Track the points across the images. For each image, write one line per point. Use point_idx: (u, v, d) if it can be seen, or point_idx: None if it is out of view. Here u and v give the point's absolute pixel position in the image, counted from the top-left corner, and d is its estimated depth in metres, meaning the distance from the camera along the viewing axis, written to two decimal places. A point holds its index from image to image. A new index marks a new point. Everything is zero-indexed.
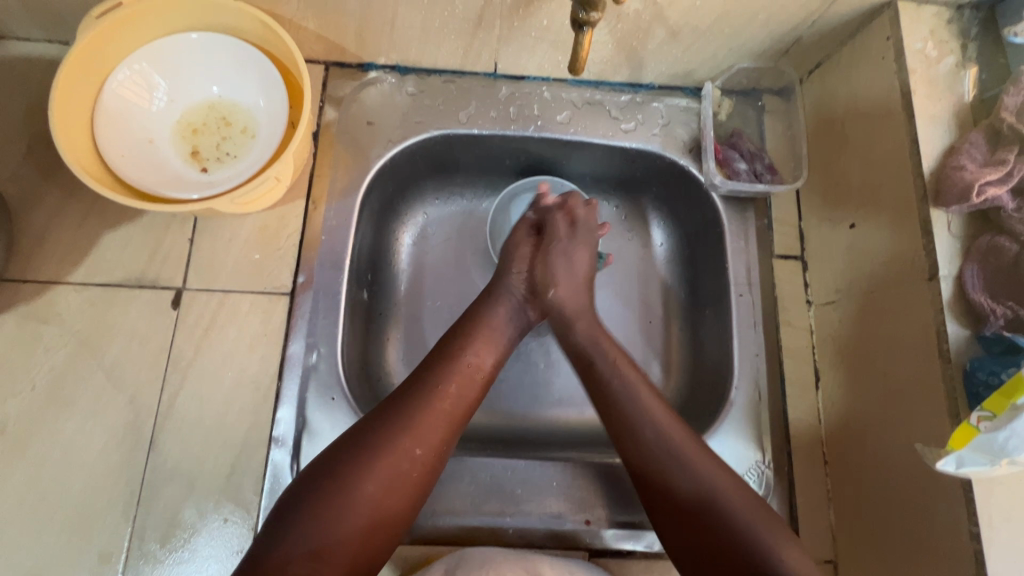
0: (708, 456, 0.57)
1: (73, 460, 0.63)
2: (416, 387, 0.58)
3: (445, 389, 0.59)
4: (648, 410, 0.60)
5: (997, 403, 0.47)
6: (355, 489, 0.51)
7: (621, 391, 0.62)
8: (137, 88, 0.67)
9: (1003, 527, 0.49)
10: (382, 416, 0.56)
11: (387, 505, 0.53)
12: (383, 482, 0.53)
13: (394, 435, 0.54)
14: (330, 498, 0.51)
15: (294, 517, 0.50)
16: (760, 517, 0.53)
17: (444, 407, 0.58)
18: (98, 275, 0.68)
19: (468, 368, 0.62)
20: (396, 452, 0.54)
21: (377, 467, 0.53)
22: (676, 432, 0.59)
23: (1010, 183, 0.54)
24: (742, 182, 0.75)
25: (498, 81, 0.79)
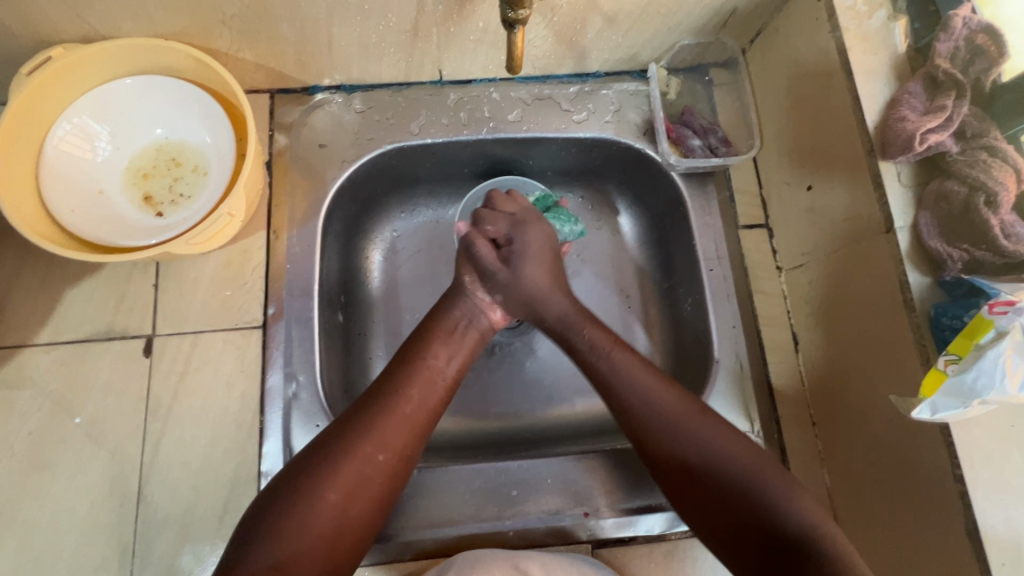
0: (717, 423, 0.59)
1: (64, 521, 0.62)
2: (380, 392, 0.59)
3: (408, 392, 0.59)
4: (647, 393, 0.61)
5: (961, 346, 0.48)
6: (319, 498, 0.52)
7: (621, 368, 0.63)
8: (81, 140, 0.66)
9: (985, 467, 0.49)
10: (347, 422, 0.57)
11: (353, 513, 0.53)
12: (346, 489, 0.53)
13: (358, 440, 0.55)
14: (291, 507, 0.51)
15: (256, 529, 0.50)
16: (786, 486, 0.54)
17: (407, 409, 0.59)
18: (64, 333, 0.67)
19: (432, 372, 0.62)
20: (357, 455, 0.54)
21: (342, 475, 0.53)
22: (667, 398, 0.60)
23: (950, 128, 0.55)
24: (698, 159, 0.76)
25: (445, 88, 0.79)
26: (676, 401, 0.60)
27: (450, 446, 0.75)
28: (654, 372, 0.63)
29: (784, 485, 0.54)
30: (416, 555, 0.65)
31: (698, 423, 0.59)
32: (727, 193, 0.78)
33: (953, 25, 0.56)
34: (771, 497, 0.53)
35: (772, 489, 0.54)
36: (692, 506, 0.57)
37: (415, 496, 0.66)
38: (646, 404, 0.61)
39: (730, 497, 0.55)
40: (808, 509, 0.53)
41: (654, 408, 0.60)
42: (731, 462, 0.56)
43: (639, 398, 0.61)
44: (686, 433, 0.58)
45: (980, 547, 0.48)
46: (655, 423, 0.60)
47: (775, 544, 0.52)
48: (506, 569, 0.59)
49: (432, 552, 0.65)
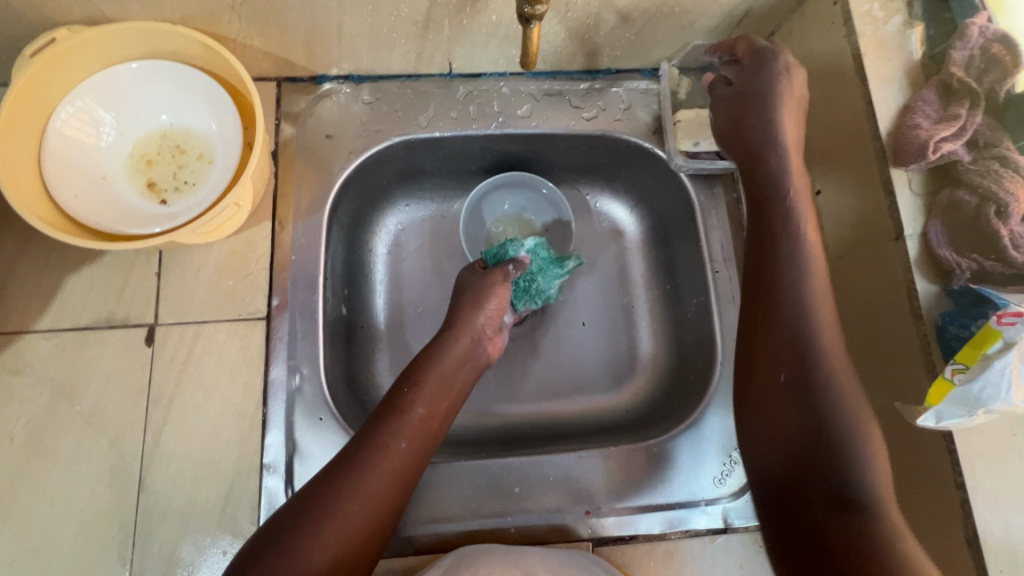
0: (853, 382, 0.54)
1: (63, 509, 0.62)
2: (366, 445, 0.57)
3: (396, 446, 0.57)
4: (801, 284, 0.57)
5: (969, 355, 0.48)
6: (300, 565, 0.50)
7: (797, 274, 0.58)
8: (84, 125, 0.65)
9: (985, 474, 0.50)
10: (332, 477, 0.55)
11: (339, 571, 0.51)
12: (331, 549, 0.51)
13: (343, 499, 0.53)
14: (274, 566, 0.49)
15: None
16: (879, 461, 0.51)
17: (394, 465, 0.57)
18: (65, 320, 0.66)
19: (420, 422, 0.60)
20: (344, 515, 0.53)
21: (326, 533, 0.51)
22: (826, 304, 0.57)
23: (964, 137, 0.55)
24: (704, 160, 0.76)
25: (454, 81, 0.78)
26: (827, 316, 0.56)
27: (453, 442, 0.76)
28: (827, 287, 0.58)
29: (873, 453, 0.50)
30: (416, 550, 0.65)
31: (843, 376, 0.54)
32: (735, 194, 0.78)
33: (970, 33, 0.56)
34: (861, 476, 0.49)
35: (850, 460, 0.50)
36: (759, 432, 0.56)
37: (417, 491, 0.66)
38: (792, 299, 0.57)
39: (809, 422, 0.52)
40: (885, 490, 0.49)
41: (802, 308, 0.56)
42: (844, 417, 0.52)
43: (811, 318, 0.56)
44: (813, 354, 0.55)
45: (978, 552, 0.49)
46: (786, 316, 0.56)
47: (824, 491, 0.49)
48: (508, 568, 0.59)
49: (433, 548, 0.65)
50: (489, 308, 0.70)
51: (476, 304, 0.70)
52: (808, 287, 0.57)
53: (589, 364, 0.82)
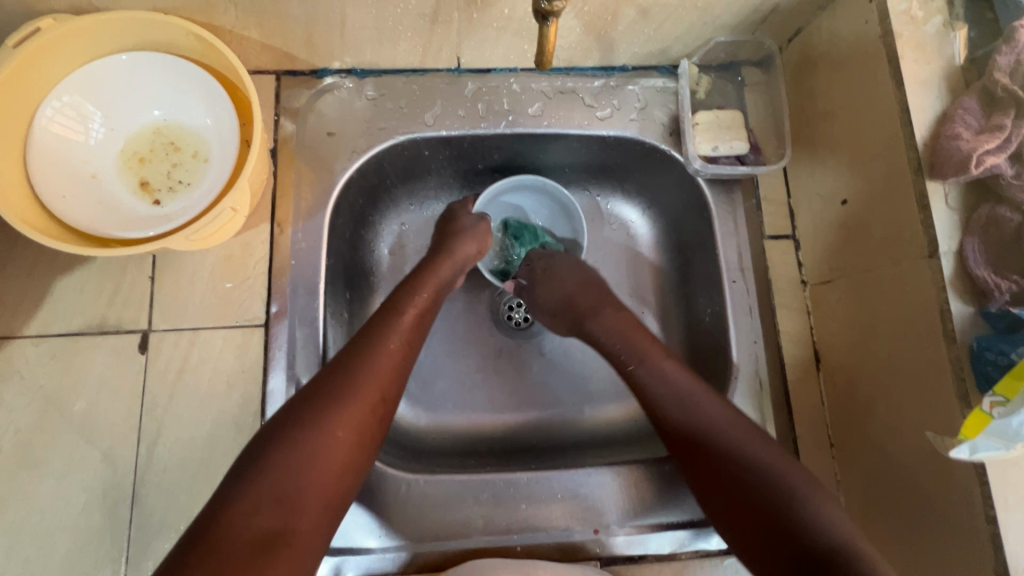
0: (768, 443, 0.57)
1: (53, 522, 0.60)
2: (360, 341, 0.58)
3: (390, 344, 0.59)
4: (683, 399, 0.61)
5: (1009, 387, 0.45)
6: (313, 439, 0.50)
7: (669, 394, 0.62)
8: (73, 120, 0.62)
9: (1019, 510, 0.47)
10: (333, 370, 0.56)
11: (352, 447, 0.52)
12: (343, 424, 0.52)
13: (350, 383, 0.55)
14: (287, 443, 0.50)
15: (244, 484, 0.47)
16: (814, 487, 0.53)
17: (392, 358, 0.58)
18: (55, 324, 0.64)
19: (409, 322, 0.62)
20: (354, 404, 0.53)
21: (335, 409, 0.52)
22: (701, 397, 0.61)
23: (1008, 149, 0.51)
24: (722, 165, 0.72)
25: (462, 77, 0.74)
26: (717, 409, 0.59)
27: (456, 454, 0.74)
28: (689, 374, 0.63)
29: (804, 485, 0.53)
30: (417, 569, 0.63)
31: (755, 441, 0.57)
32: (755, 200, 0.75)
33: (1018, 37, 0.52)
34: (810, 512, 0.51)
35: (787, 487, 0.53)
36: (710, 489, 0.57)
37: (420, 508, 0.64)
38: (684, 414, 0.60)
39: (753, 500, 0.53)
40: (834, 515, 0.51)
41: (694, 420, 0.59)
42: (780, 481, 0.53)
43: (690, 409, 0.60)
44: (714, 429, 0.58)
45: None
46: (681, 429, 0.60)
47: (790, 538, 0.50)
48: None
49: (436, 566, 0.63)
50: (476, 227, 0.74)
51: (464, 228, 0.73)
52: (693, 392, 0.61)
53: (596, 373, 0.80)
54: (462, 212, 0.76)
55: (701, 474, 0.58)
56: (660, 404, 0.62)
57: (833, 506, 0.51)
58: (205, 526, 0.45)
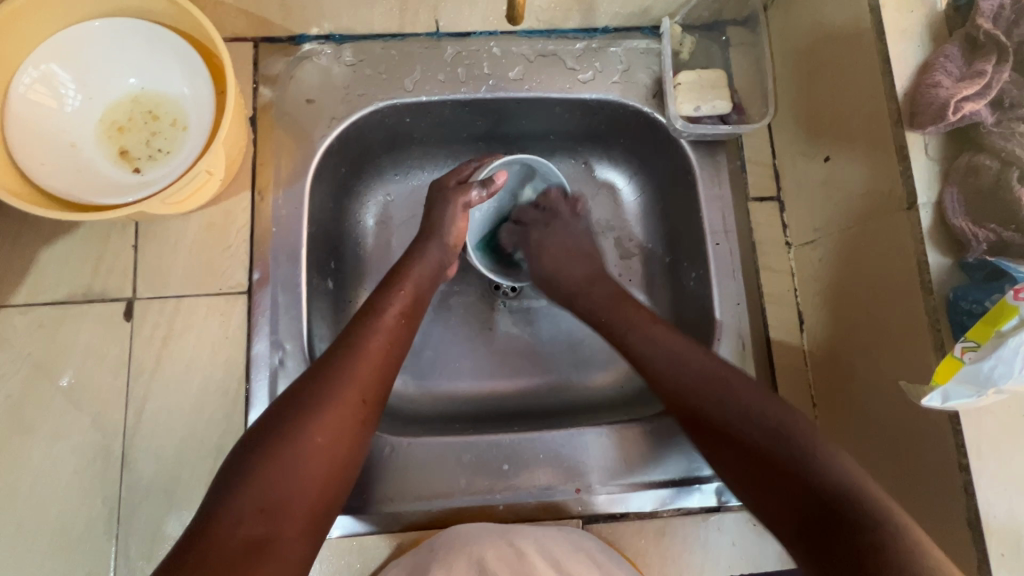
0: (773, 400, 0.55)
1: (46, 485, 0.61)
2: (340, 346, 0.58)
3: (373, 344, 0.59)
4: (680, 356, 0.61)
5: (980, 332, 0.45)
6: (297, 448, 0.50)
7: (662, 351, 0.62)
8: (49, 88, 0.62)
9: (992, 456, 0.48)
10: (312, 377, 0.55)
11: (339, 452, 0.53)
12: (329, 430, 0.52)
13: (329, 389, 0.54)
14: (271, 452, 0.50)
15: (226, 496, 0.48)
16: (826, 444, 0.51)
17: (372, 360, 0.58)
18: (40, 294, 0.64)
19: (389, 324, 0.61)
20: (334, 406, 0.53)
21: (318, 417, 0.52)
22: (704, 362, 0.60)
23: (988, 97, 0.50)
24: (705, 125, 0.71)
25: (442, 41, 0.73)
26: (712, 370, 0.59)
27: (442, 419, 0.75)
28: (672, 334, 0.63)
29: (824, 453, 0.51)
30: (404, 527, 0.64)
31: (743, 385, 0.57)
32: (739, 162, 0.74)
33: None
34: (813, 458, 0.50)
35: (810, 455, 0.50)
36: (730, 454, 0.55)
37: (403, 468, 0.65)
38: (670, 368, 0.60)
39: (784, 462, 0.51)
40: (848, 476, 0.50)
41: (682, 380, 0.59)
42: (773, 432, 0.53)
43: (686, 373, 0.60)
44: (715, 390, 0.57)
45: (980, 536, 0.47)
46: (667, 383, 0.60)
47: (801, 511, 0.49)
48: (499, 547, 0.59)
49: (421, 524, 0.65)
50: (449, 222, 0.70)
51: (439, 226, 0.70)
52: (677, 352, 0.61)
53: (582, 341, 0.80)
54: (440, 207, 0.71)
55: (713, 444, 0.56)
56: (649, 363, 0.62)
57: (831, 462, 0.51)
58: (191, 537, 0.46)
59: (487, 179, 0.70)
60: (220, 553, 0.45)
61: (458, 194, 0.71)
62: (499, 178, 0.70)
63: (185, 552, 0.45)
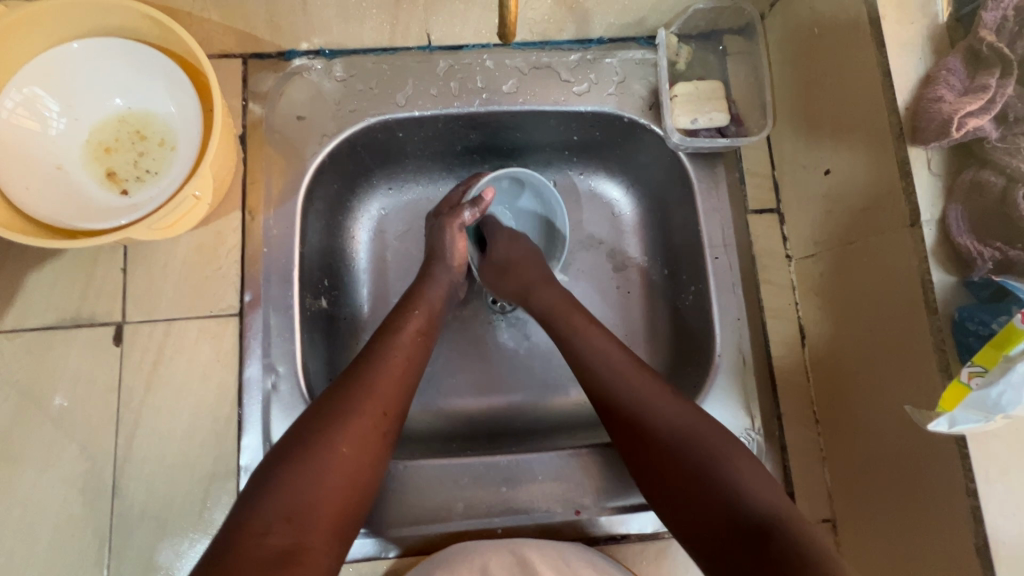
0: (682, 406, 0.56)
1: (35, 514, 0.60)
2: (364, 358, 0.58)
3: (396, 358, 0.59)
4: (608, 360, 0.60)
5: (988, 356, 0.44)
6: (326, 458, 0.50)
7: (597, 361, 0.61)
8: (33, 110, 0.60)
9: (1000, 481, 0.46)
10: (339, 389, 0.55)
11: (365, 464, 0.52)
12: (355, 440, 0.52)
13: (355, 399, 0.54)
14: (298, 460, 0.49)
15: (251, 505, 0.47)
16: (736, 456, 0.52)
17: (397, 372, 0.58)
18: (28, 319, 0.63)
19: (412, 338, 0.62)
20: (360, 416, 0.53)
21: (345, 427, 0.52)
22: (630, 370, 0.59)
23: (993, 111, 0.49)
24: (702, 137, 0.70)
25: (434, 54, 0.72)
26: (643, 380, 0.58)
27: (439, 438, 0.74)
28: (610, 341, 0.63)
29: (738, 464, 0.51)
30: (403, 551, 0.64)
31: (665, 401, 0.56)
32: (738, 173, 0.73)
33: None
34: (735, 479, 0.50)
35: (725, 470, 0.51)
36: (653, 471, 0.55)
37: (398, 492, 0.64)
38: (607, 373, 0.60)
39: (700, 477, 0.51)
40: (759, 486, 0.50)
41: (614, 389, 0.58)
42: (698, 455, 0.52)
43: (620, 385, 0.59)
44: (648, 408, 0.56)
45: (989, 563, 0.46)
46: (603, 388, 0.59)
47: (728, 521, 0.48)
48: (501, 555, 0.59)
49: (420, 548, 0.64)
50: (449, 249, 0.70)
51: (442, 252, 0.70)
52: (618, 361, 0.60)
53: None
54: (437, 235, 0.71)
55: (643, 454, 0.56)
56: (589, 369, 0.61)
57: (747, 468, 0.51)
58: (217, 552, 0.44)
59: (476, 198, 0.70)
60: (248, 564, 0.43)
61: (450, 219, 0.70)
62: (488, 195, 0.71)
63: (209, 567, 0.43)
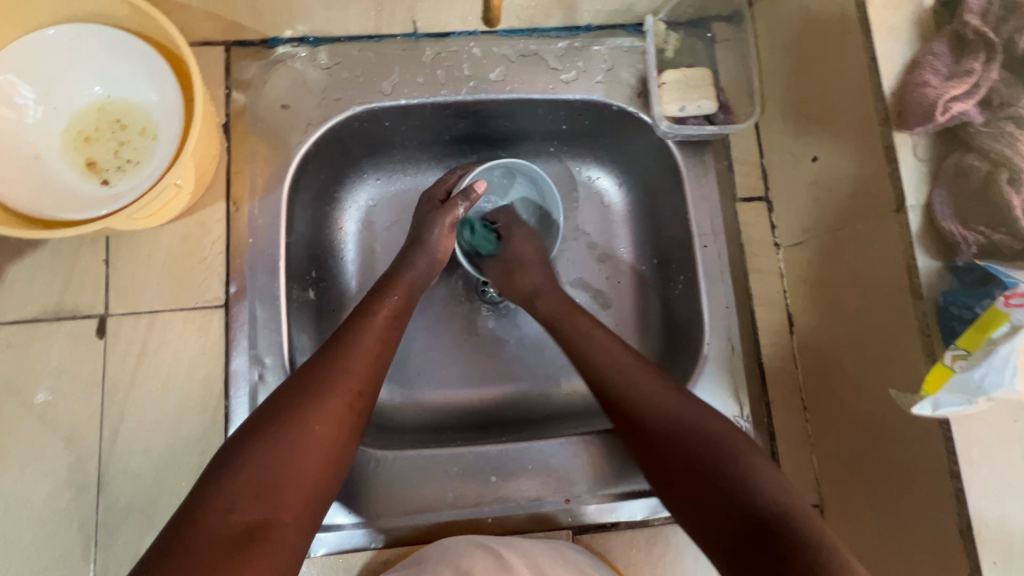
0: (697, 406, 0.56)
1: (20, 509, 0.59)
2: (336, 340, 0.58)
3: (366, 338, 0.58)
4: (615, 356, 0.62)
5: (971, 340, 0.45)
6: (293, 436, 0.49)
7: (604, 358, 0.62)
8: (9, 99, 0.59)
9: (983, 464, 0.47)
10: (309, 369, 0.55)
11: (335, 442, 0.52)
12: (326, 419, 0.51)
13: (325, 378, 0.54)
14: (264, 438, 0.49)
15: (219, 481, 0.46)
16: (752, 458, 0.51)
17: (367, 353, 0.57)
18: (9, 312, 0.62)
19: (384, 319, 0.61)
20: (329, 395, 0.52)
21: (313, 406, 0.51)
22: (639, 370, 0.60)
23: (977, 96, 0.49)
24: (690, 125, 0.70)
25: (420, 42, 0.71)
26: (650, 383, 0.59)
27: (429, 429, 0.73)
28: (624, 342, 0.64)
29: (753, 464, 0.51)
30: (392, 543, 0.63)
31: (667, 399, 0.57)
32: (726, 161, 0.73)
33: None
34: (738, 476, 0.50)
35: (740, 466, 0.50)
36: (669, 470, 0.54)
37: (388, 483, 0.64)
38: (614, 368, 0.61)
39: (720, 478, 0.50)
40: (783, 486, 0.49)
41: (627, 383, 0.59)
42: (693, 448, 0.53)
43: (631, 381, 0.59)
44: (657, 407, 0.57)
45: (971, 544, 0.46)
46: (610, 377, 0.60)
47: (741, 526, 0.48)
48: (484, 556, 0.57)
49: (409, 539, 0.64)
50: (436, 241, 0.69)
51: (427, 243, 0.69)
52: (625, 365, 0.61)
53: None
54: (427, 224, 0.70)
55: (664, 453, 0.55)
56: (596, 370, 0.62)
57: (769, 471, 0.50)
58: (176, 531, 0.44)
59: (469, 191, 0.71)
60: (211, 541, 0.43)
61: (445, 211, 0.70)
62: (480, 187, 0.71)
63: (171, 544, 0.43)
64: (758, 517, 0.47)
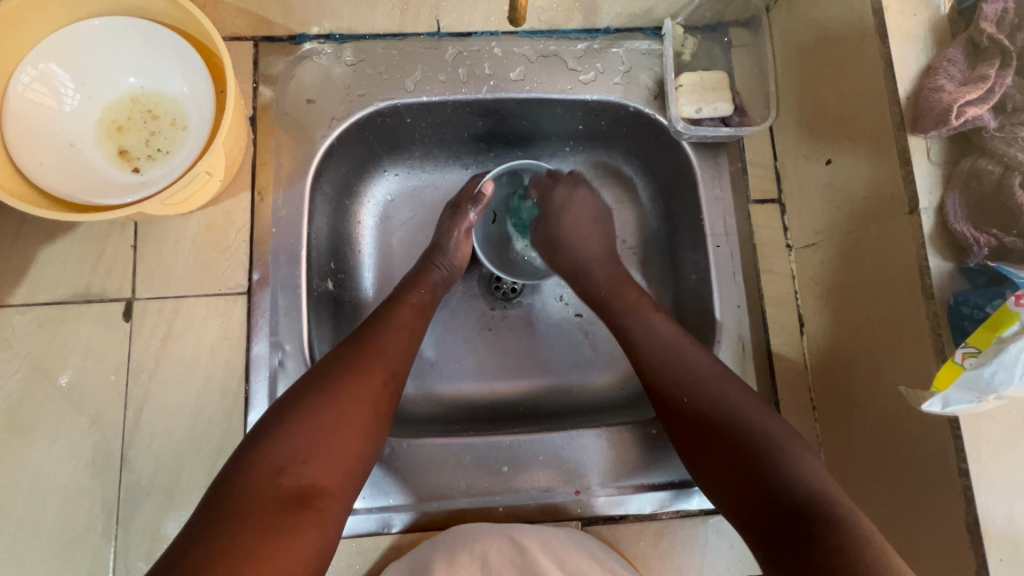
0: (740, 390, 0.58)
1: (45, 484, 0.61)
2: (370, 322, 0.61)
3: (398, 321, 0.61)
4: (663, 337, 0.63)
5: (982, 338, 0.45)
6: (335, 407, 0.52)
7: (648, 336, 0.64)
8: (47, 87, 0.61)
9: (991, 462, 0.48)
10: (346, 347, 0.57)
11: (375, 415, 0.54)
12: (365, 392, 0.54)
13: (363, 355, 0.56)
14: (309, 405, 0.51)
15: (266, 445, 0.49)
16: (793, 445, 0.53)
17: (400, 335, 0.60)
18: (40, 293, 0.64)
19: (413, 305, 0.64)
20: (367, 370, 0.55)
21: (353, 380, 0.54)
22: (686, 349, 0.61)
23: (991, 101, 0.50)
24: (706, 127, 0.71)
25: (443, 41, 0.73)
26: (698, 360, 0.60)
27: (441, 420, 0.74)
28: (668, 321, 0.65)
29: (790, 451, 0.53)
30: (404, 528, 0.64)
31: (713, 383, 0.58)
32: (740, 163, 0.74)
33: None
34: (771, 459, 0.52)
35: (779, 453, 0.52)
36: (705, 450, 0.56)
37: (401, 470, 0.65)
38: (659, 348, 0.62)
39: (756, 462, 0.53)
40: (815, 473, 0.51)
41: (673, 365, 0.61)
42: (729, 429, 0.55)
43: (675, 361, 0.61)
44: (703, 390, 0.58)
45: (979, 541, 0.47)
46: (656, 356, 0.62)
47: (773, 507, 0.50)
48: (500, 543, 0.59)
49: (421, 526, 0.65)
50: (454, 248, 0.71)
51: (446, 249, 0.72)
52: (672, 346, 0.62)
53: (582, 341, 0.80)
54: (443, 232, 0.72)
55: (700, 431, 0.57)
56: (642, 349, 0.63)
57: (803, 458, 0.52)
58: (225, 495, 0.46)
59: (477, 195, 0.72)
60: (262, 500, 0.45)
61: (460, 217, 0.72)
62: (488, 190, 0.73)
63: (222, 508, 0.45)
64: (789, 502, 0.50)
